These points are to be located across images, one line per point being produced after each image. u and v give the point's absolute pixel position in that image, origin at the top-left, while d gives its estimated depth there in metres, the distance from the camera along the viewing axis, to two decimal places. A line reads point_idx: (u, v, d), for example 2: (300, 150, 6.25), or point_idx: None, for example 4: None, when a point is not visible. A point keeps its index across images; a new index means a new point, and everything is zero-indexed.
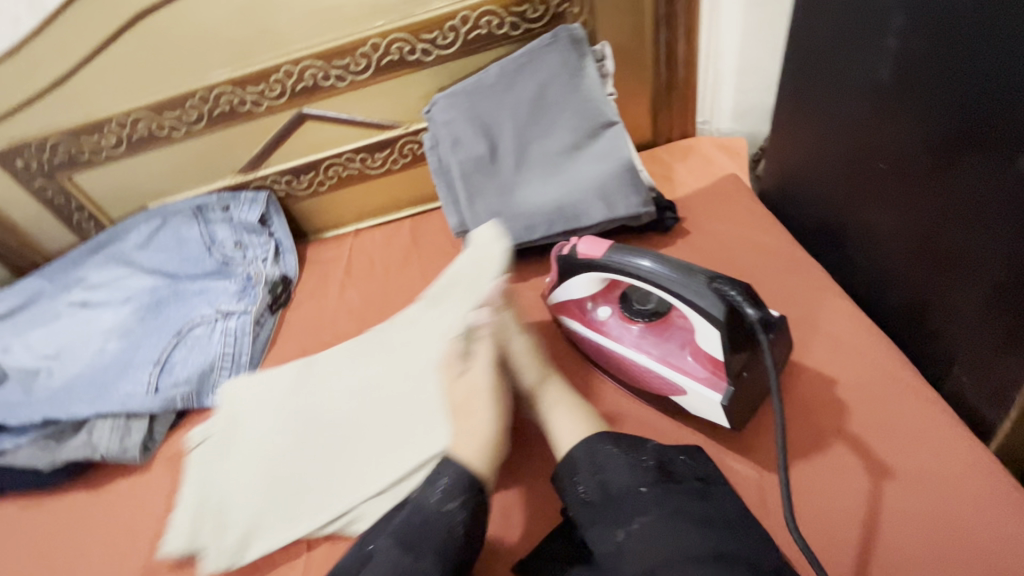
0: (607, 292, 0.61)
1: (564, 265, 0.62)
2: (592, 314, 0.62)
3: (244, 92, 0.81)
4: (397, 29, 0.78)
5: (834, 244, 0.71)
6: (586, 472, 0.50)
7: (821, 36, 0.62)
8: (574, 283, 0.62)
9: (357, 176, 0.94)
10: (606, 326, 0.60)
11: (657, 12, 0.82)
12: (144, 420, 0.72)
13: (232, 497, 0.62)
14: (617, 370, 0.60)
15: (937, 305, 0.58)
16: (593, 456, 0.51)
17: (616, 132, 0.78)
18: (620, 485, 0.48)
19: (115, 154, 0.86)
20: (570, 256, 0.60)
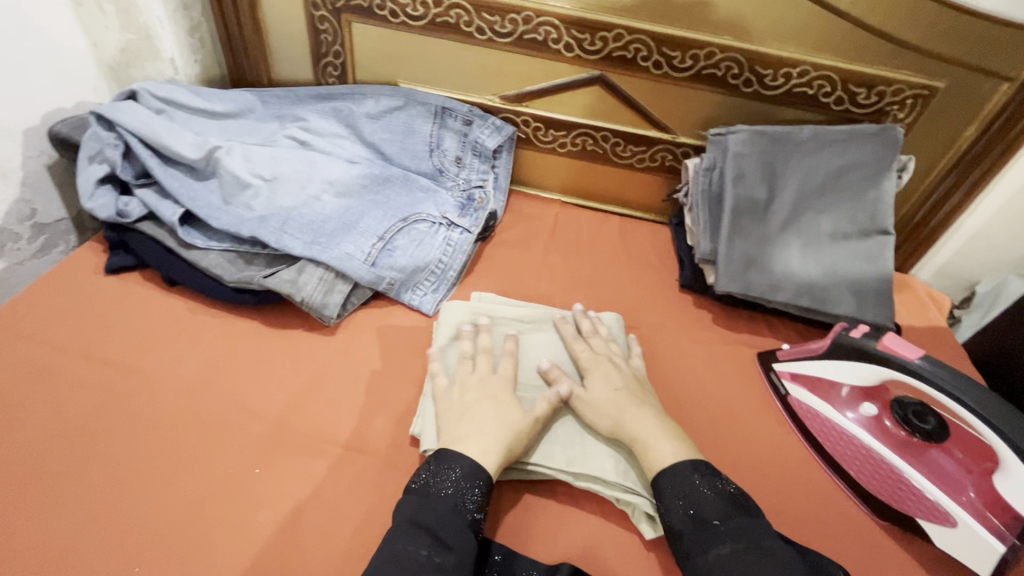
0: (872, 392, 0.63)
1: (845, 347, 0.62)
2: (849, 405, 0.63)
3: (565, 32, 0.80)
4: (739, 50, 0.78)
5: None
6: (689, 489, 0.49)
7: None
8: (846, 367, 0.62)
9: (598, 155, 0.94)
10: (859, 423, 0.62)
11: (962, 157, 0.83)
12: (348, 286, 0.69)
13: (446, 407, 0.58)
14: (858, 470, 0.60)
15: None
16: (694, 482, 0.50)
17: (889, 240, 0.78)
18: (724, 508, 0.48)
19: (408, 24, 0.84)
20: (867, 343, 0.60)
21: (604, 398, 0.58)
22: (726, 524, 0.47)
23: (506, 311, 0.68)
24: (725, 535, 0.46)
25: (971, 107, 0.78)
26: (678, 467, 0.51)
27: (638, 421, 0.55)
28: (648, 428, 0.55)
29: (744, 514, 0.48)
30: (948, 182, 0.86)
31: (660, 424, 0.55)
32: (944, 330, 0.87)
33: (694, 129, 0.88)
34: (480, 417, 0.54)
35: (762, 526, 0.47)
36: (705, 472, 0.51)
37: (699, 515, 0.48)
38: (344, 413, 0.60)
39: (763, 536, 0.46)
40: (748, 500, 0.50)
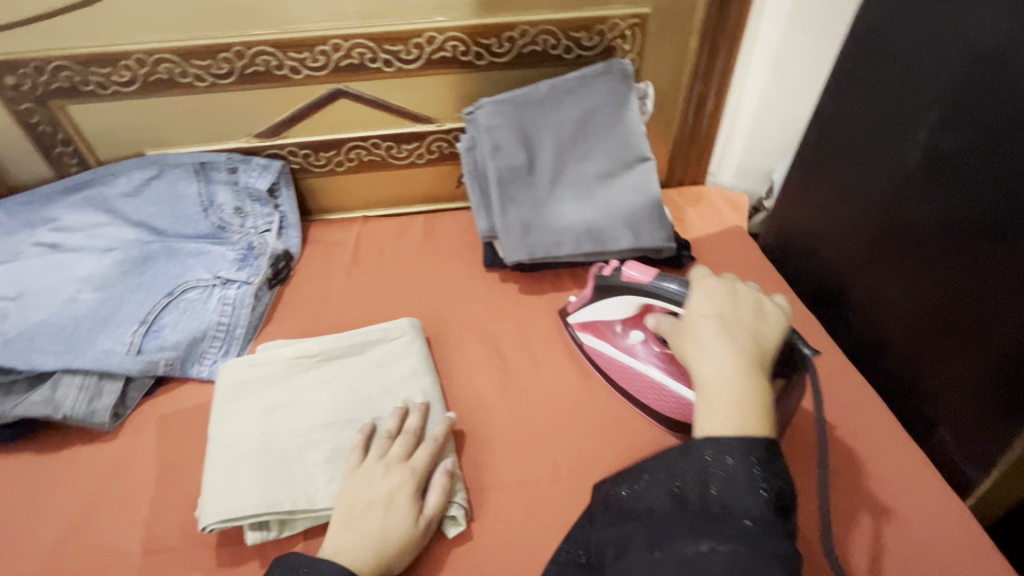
0: (637, 320, 0.69)
1: (600, 287, 0.67)
2: (622, 338, 0.69)
3: (284, 56, 0.78)
4: (456, 29, 0.78)
5: (832, 301, 0.81)
6: (732, 469, 0.45)
7: (857, 113, 0.70)
8: (607, 304, 0.68)
9: (378, 163, 0.92)
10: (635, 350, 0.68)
11: (699, 68, 0.88)
12: (119, 382, 0.66)
13: (228, 477, 0.56)
14: (639, 392, 0.65)
15: (925, 364, 0.67)
16: (747, 463, 0.45)
17: (649, 166, 0.82)
18: (764, 507, 0.43)
19: (124, 92, 0.79)
20: (611, 278, 0.66)
21: (691, 324, 0.55)
22: (753, 517, 0.43)
23: (288, 350, 0.65)
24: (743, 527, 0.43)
25: (683, 22, 0.83)
26: (720, 438, 0.47)
27: (710, 360, 0.51)
28: (724, 385, 0.50)
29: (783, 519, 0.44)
30: (698, 93, 0.91)
31: (737, 371, 0.50)
32: (737, 227, 0.93)
33: (455, 112, 0.88)
34: (343, 509, 0.53)
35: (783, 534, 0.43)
36: (768, 457, 0.46)
37: (722, 499, 0.45)
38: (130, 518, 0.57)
39: (779, 539, 0.42)
40: (790, 497, 0.45)
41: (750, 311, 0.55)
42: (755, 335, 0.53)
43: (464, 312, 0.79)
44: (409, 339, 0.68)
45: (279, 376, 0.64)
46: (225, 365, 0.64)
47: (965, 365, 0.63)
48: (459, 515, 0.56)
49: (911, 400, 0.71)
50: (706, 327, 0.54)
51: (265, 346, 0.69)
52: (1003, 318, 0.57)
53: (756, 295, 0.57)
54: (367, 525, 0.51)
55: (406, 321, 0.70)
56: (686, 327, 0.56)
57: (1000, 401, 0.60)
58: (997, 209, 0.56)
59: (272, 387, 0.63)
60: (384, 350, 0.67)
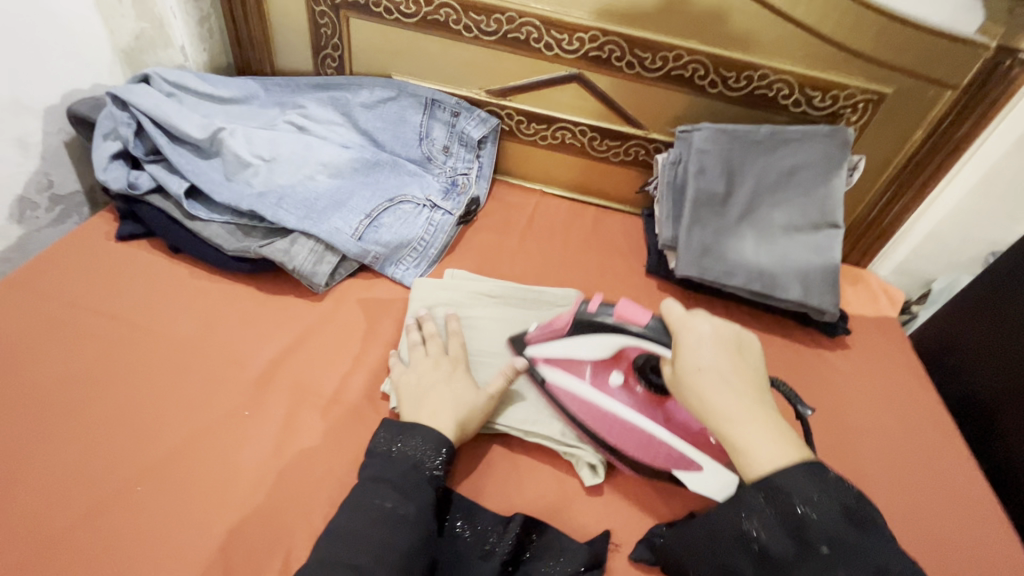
0: (615, 359, 0.63)
1: (585, 322, 0.62)
2: (603, 381, 0.63)
3: (546, 33, 0.87)
4: (704, 54, 0.84)
5: (983, 419, 0.83)
6: (798, 498, 0.44)
7: None
8: (588, 342, 0.62)
9: (576, 149, 1.00)
10: (611, 390, 0.62)
11: (909, 159, 0.90)
12: (336, 257, 0.76)
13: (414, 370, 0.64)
14: (653, 461, 0.59)
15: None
16: (797, 479, 0.45)
17: (839, 233, 0.84)
18: (843, 532, 0.43)
19: (402, 21, 0.91)
20: (603, 316, 0.60)
21: (701, 372, 0.50)
22: (869, 553, 0.42)
23: (476, 285, 0.74)
24: (832, 562, 0.42)
25: (917, 112, 0.85)
26: (780, 473, 0.45)
27: (752, 422, 0.47)
28: (764, 435, 0.47)
29: (856, 532, 0.43)
30: (900, 182, 0.92)
31: (769, 420, 0.48)
32: (891, 319, 0.93)
33: (666, 126, 0.94)
34: (434, 392, 0.59)
35: (874, 543, 0.43)
36: (822, 481, 0.45)
37: (801, 532, 0.43)
38: (326, 368, 0.67)
39: (867, 553, 0.42)
40: (860, 510, 0.44)
41: (732, 333, 0.52)
42: (744, 357, 0.51)
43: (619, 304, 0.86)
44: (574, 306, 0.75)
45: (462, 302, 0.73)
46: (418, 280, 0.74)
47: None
48: (598, 467, 0.61)
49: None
50: (722, 364, 0.50)
51: (453, 273, 0.78)
52: None
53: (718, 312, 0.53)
54: (445, 403, 0.58)
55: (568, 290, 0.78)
56: (690, 366, 0.50)
57: None
58: None
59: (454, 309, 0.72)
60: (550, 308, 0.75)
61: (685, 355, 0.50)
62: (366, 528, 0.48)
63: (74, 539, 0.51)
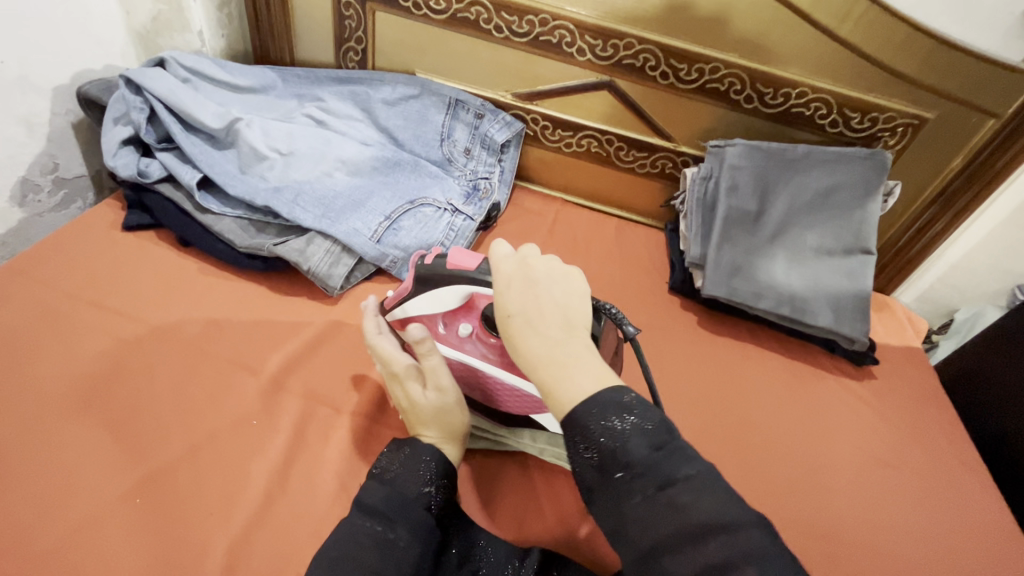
0: (466, 311, 0.61)
1: (421, 277, 0.58)
2: (451, 329, 0.61)
3: (579, 37, 0.84)
4: (742, 68, 0.82)
5: (1014, 459, 0.81)
6: (600, 428, 0.40)
7: None
8: (433, 296, 0.58)
9: (600, 158, 0.97)
10: (461, 342, 0.60)
11: (943, 187, 0.87)
12: (353, 260, 0.73)
13: None
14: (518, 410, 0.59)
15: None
16: (599, 403, 0.40)
17: (872, 260, 0.81)
18: (643, 458, 0.39)
19: (431, 17, 0.88)
20: (434, 265, 0.57)
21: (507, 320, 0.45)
22: (666, 473, 0.38)
23: None
24: (635, 492, 0.39)
25: (957, 138, 0.83)
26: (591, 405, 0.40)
27: (574, 369, 0.42)
28: (579, 370, 0.42)
29: (660, 457, 0.39)
30: (933, 209, 0.90)
31: (583, 358, 0.43)
32: (916, 349, 0.91)
33: (696, 140, 0.92)
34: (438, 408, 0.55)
35: (682, 465, 0.39)
36: (637, 410, 0.40)
37: (612, 458, 0.39)
38: (340, 377, 0.63)
39: (664, 469, 0.38)
40: (649, 420, 0.40)
41: (557, 277, 0.46)
42: (571, 299, 0.46)
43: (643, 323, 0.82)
44: None
45: None
46: None
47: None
48: None
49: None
50: (536, 306, 0.44)
51: None
52: None
53: (545, 256, 0.48)
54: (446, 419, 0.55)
55: None
56: (505, 313, 0.45)
57: None
58: None
59: None
60: None
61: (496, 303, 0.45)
62: (359, 556, 0.44)
63: (66, 552, 0.48)
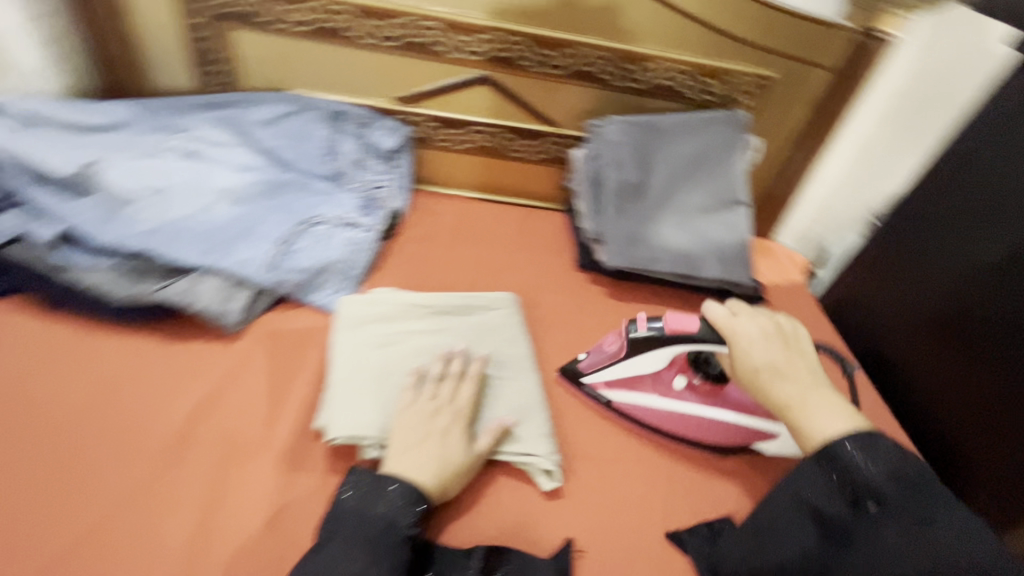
0: (674, 365, 0.68)
1: (640, 341, 0.65)
2: (667, 383, 0.68)
3: (449, 36, 0.85)
4: (606, 49, 0.86)
5: (885, 362, 0.92)
6: (857, 469, 0.50)
7: (949, 214, 0.83)
8: (647, 359, 0.67)
9: (492, 151, 0.99)
10: (683, 398, 0.67)
11: (796, 136, 0.98)
12: (250, 292, 0.70)
13: (349, 406, 0.59)
14: (721, 442, 0.67)
15: (974, 420, 0.79)
16: (874, 453, 0.50)
17: (746, 210, 0.90)
18: (891, 489, 0.49)
19: (293, 31, 0.85)
20: (656, 333, 0.65)
21: (756, 367, 0.58)
22: (923, 512, 0.48)
23: (404, 300, 0.71)
24: (884, 518, 0.48)
25: (798, 91, 0.92)
26: (845, 444, 0.51)
27: (809, 401, 0.55)
28: (816, 402, 0.55)
29: (908, 493, 0.49)
30: (791, 157, 1.00)
31: (817, 391, 0.56)
32: (798, 284, 1.01)
33: (578, 121, 0.96)
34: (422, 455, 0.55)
35: (933, 503, 0.49)
36: (899, 453, 0.51)
37: (863, 487, 0.50)
38: (253, 415, 0.61)
39: (943, 516, 0.48)
40: (919, 476, 0.50)
41: (758, 317, 0.62)
42: (772, 341, 0.59)
43: (558, 302, 0.85)
44: (507, 310, 0.75)
45: (386, 321, 0.69)
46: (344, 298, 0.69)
47: (1009, 424, 0.74)
48: (554, 471, 0.60)
49: (952, 449, 0.82)
50: (773, 359, 0.58)
51: (379, 291, 0.74)
52: None
53: (745, 307, 0.63)
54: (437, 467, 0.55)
55: (497, 295, 0.77)
56: (750, 366, 0.58)
57: None
58: None
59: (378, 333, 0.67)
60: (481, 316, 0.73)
61: (743, 361, 0.59)
62: None
63: None
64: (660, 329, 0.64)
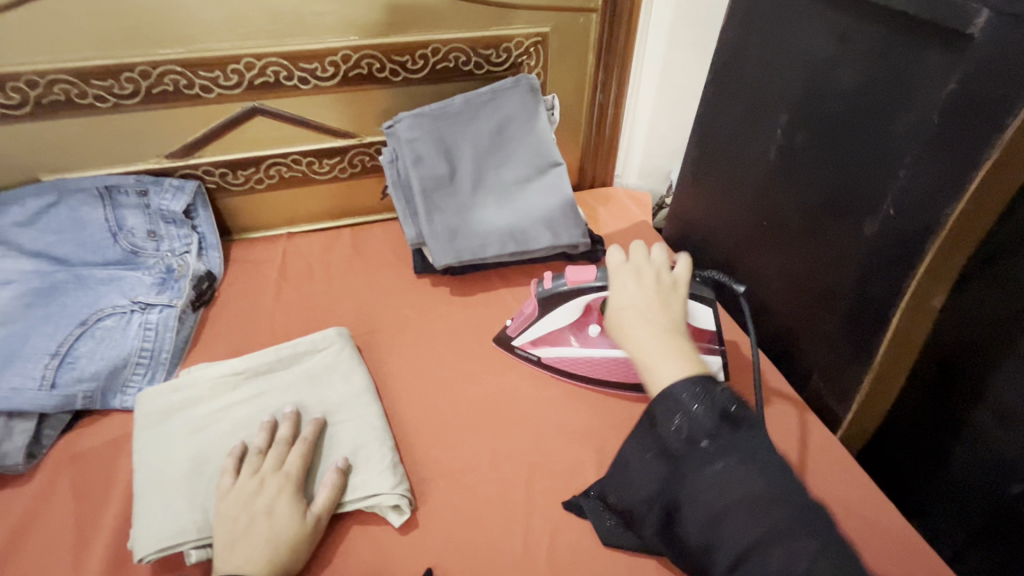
0: (587, 315, 0.72)
1: (550, 298, 0.68)
2: (585, 335, 0.71)
3: (195, 76, 0.77)
4: (370, 47, 0.82)
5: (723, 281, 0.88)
6: (686, 410, 0.43)
7: (732, 112, 0.79)
8: (559, 313, 0.69)
9: (300, 179, 0.93)
10: (596, 342, 0.71)
11: (595, 82, 0.98)
12: (32, 421, 0.62)
13: (164, 513, 0.54)
14: (641, 379, 0.69)
15: (807, 330, 0.73)
16: (702, 394, 0.43)
17: (562, 169, 0.89)
18: (716, 428, 0.41)
19: (14, 115, 0.75)
20: (564, 288, 0.67)
21: (635, 310, 0.52)
22: (745, 454, 0.40)
23: (214, 372, 0.65)
24: (710, 459, 0.41)
25: (579, 39, 0.92)
26: (677, 387, 0.44)
27: (659, 352, 0.48)
28: (651, 349, 0.48)
29: (736, 433, 0.41)
30: (599, 102, 1.01)
31: (671, 333, 0.50)
32: (642, 223, 1.03)
33: (375, 126, 0.91)
34: (251, 538, 0.51)
35: (761, 442, 0.41)
36: (712, 390, 0.43)
37: (692, 432, 0.42)
38: (59, 558, 0.54)
39: (760, 455, 0.40)
40: (741, 412, 0.42)
41: (668, 273, 0.57)
42: (666, 296, 0.54)
43: (401, 317, 0.81)
44: (336, 344, 0.70)
45: (201, 402, 0.63)
46: (145, 392, 0.63)
47: (830, 325, 0.70)
48: (402, 505, 0.58)
49: (802, 369, 0.76)
50: (642, 304, 0.53)
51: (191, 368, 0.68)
52: (864, 285, 0.64)
53: (651, 253, 0.58)
54: (270, 544, 0.51)
55: (323, 331, 0.72)
56: (620, 309, 0.53)
57: (855, 359, 0.67)
58: (847, 188, 0.63)
59: (192, 420, 0.61)
60: (308, 360, 0.68)
61: (615, 302, 0.54)
62: None
63: None
64: (562, 284, 0.67)
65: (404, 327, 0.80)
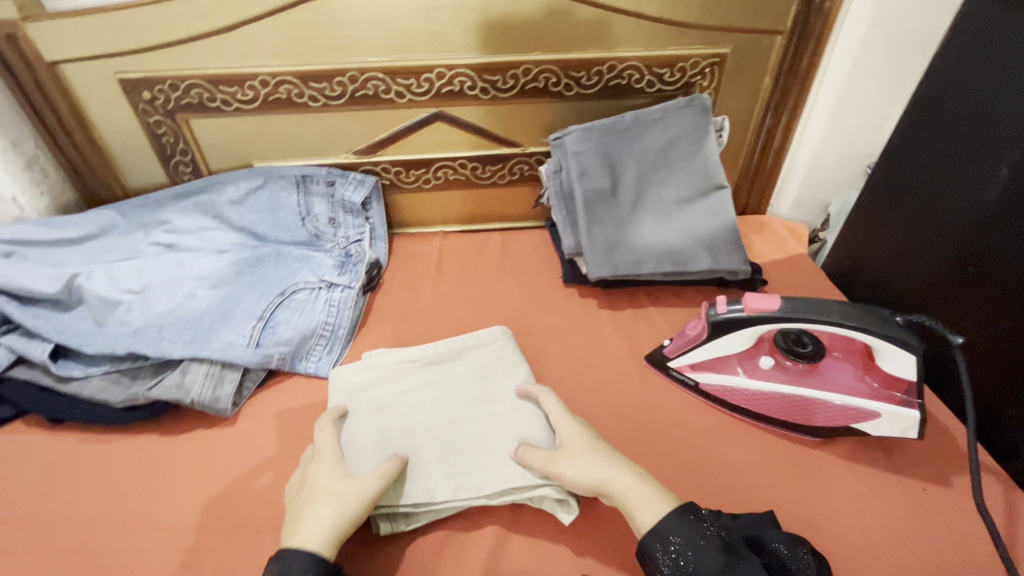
0: (758, 346, 0.69)
1: (721, 324, 0.65)
2: (752, 366, 0.68)
3: (393, 82, 0.85)
4: (550, 62, 0.85)
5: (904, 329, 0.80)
6: (677, 550, 0.50)
7: (938, 145, 0.72)
8: (728, 339, 0.66)
9: (462, 182, 0.99)
10: (766, 375, 0.67)
11: (766, 105, 0.94)
12: (238, 373, 0.70)
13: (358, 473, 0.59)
14: (815, 421, 0.65)
15: (1009, 396, 0.65)
16: (683, 532, 0.50)
17: (727, 193, 0.86)
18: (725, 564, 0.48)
19: (244, 109, 0.87)
20: (738, 315, 0.64)
21: (577, 442, 0.58)
22: None
23: (393, 356, 0.70)
24: None
25: (758, 62, 0.89)
26: (666, 530, 0.51)
27: (616, 475, 0.55)
28: (626, 480, 0.55)
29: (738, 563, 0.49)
30: (767, 127, 0.97)
31: (636, 474, 0.55)
32: (800, 255, 0.97)
33: (540, 137, 0.95)
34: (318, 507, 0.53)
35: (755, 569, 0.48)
36: (697, 521, 0.51)
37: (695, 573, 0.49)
38: (255, 499, 0.61)
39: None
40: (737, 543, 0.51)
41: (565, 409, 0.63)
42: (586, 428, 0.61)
43: (551, 323, 0.83)
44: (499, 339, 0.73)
45: (385, 379, 0.68)
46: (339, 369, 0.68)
47: None
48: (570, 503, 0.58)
49: (1010, 443, 0.66)
50: (569, 432, 0.60)
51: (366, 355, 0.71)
52: None
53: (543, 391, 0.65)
54: (331, 507, 0.53)
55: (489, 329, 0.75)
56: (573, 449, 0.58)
57: None
58: None
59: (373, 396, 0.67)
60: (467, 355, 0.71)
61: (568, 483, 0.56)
62: None
63: None
64: (737, 311, 0.64)
65: (553, 333, 0.81)
